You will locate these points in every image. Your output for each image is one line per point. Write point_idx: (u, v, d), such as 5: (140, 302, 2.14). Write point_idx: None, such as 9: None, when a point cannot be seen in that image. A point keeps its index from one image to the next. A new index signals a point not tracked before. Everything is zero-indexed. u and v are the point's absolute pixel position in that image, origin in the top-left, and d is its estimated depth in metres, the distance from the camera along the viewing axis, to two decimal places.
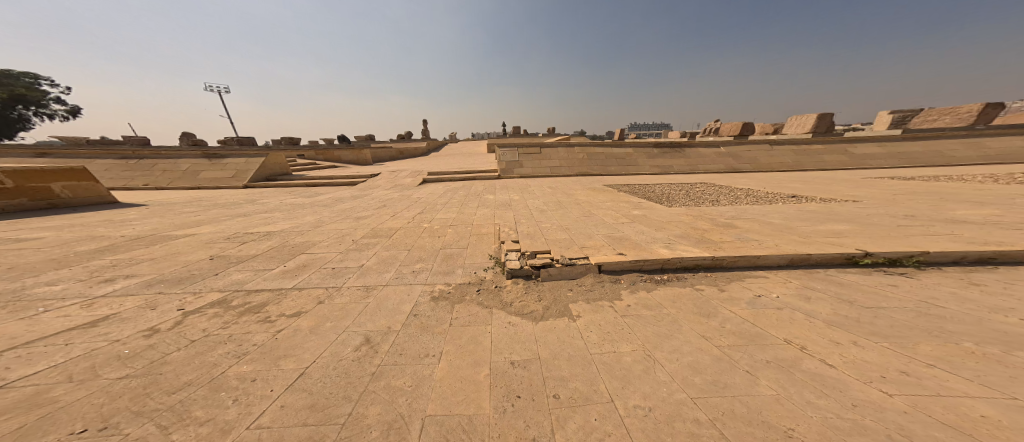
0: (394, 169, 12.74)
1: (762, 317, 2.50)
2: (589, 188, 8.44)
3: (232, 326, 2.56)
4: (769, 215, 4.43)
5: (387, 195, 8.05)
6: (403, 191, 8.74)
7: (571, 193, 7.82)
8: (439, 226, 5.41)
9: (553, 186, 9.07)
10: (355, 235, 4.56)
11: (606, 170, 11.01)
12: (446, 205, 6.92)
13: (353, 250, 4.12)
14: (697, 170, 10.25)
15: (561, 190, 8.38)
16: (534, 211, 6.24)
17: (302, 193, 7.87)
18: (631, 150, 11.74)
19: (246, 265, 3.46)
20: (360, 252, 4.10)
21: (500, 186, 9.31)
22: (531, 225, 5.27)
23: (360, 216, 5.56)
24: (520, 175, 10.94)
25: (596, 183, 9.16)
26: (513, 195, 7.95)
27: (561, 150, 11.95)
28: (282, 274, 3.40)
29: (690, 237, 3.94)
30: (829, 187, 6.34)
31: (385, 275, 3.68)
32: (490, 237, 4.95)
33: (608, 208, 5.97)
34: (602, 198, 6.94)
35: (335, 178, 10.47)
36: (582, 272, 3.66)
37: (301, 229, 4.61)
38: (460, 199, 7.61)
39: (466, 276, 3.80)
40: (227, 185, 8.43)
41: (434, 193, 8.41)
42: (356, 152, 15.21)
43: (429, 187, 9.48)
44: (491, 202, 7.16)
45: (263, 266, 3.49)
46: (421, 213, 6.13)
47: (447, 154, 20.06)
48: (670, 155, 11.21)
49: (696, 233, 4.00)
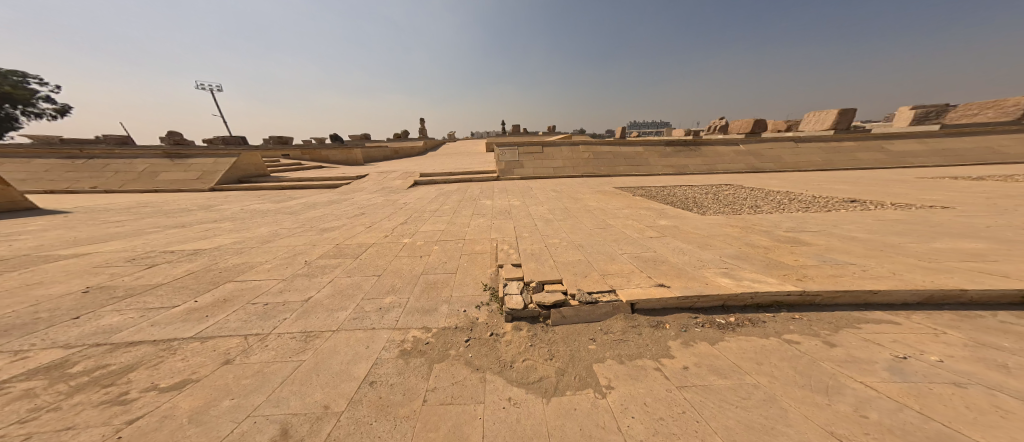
0: (383, 169, 11.75)
1: (933, 404, 1.52)
2: (600, 191, 7.46)
3: (40, 419, 1.51)
4: (845, 226, 3.46)
5: (370, 200, 7.07)
6: (389, 194, 7.76)
7: (579, 198, 6.84)
8: (424, 241, 4.45)
9: (558, 189, 8.10)
10: (312, 255, 3.60)
11: (615, 170, 10.03)
12: (436, 212, 5.95)
13: (302, 277, 3.14)
14: (716, 170, 9.28)
15: (568, 193, 7.41)
16: (538, 221, 5.28)
17: (273, 198, 6.89)
18: (641, 148, 10.77)
19: (135, 301, 2.45)
20: (312, 280, 3.12)
21: (499, 189, 8.32)
22: (537, 240, 4.31)
23: (328, 228, 4.59)
24: (521, 177, 9.94)
25: (606, 186, 8.18)
26: (513, 199, 6.99)
27: (566, 149, 10.95)
28: (184, 315, 2.39)
29: (750, 259, 2.99)
30: (887, 189, 5.38)
31: (338, 316, 2.71)
32: (487, 256, 4.01)
33: (627, 217, 5.01)
34: (617, 204, 5.98)
35: (317, 179, 9.49)
36: (608, 313, 2.72)
37: (242, 245, 3.62)
38: (452, 204, 6.64)
39: (451, 317, 2.87)
40: (191, 188, 7.37)
41: (424, 197, 7.43)
42: (345, 152, 14.19)
43: (419, 190, 8.51)
44: (488, 209, 6.19)
45: (159, 302, 2.48)
46: (404, 223, 5.17)
47: (442, 153, 19.07)
48: (685, 154, 10.22)
49: (756, 255, 3.05)
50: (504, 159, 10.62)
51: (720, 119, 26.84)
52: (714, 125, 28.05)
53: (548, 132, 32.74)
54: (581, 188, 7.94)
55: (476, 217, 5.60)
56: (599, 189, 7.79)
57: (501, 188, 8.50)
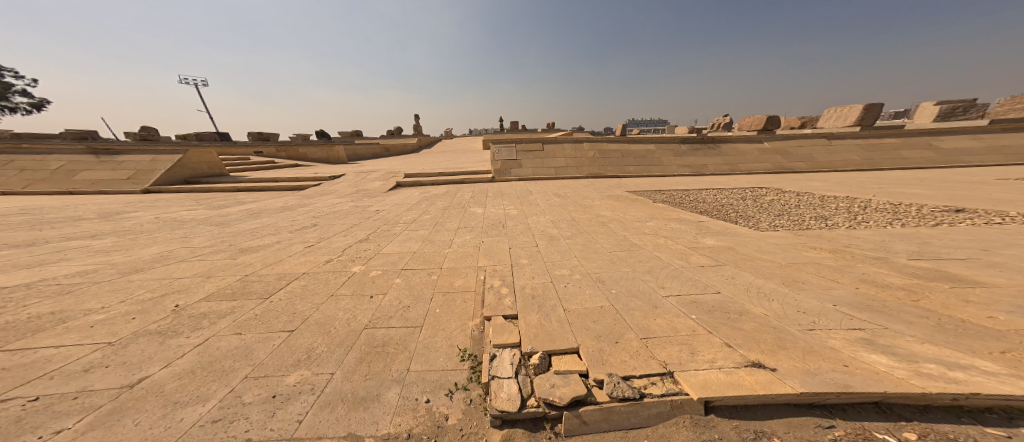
0: (364, 167, 10.48)
1: None
2: (612, 196, 6.28)
3: None
4: (1009, 252, 2.30)
5: (334, 206, 5.84)
6: (361, 198, 6.53)
7: (588, 205, 5.66)
8: (384, 269, 3.24)
9: (562, 193, 6.93)
10: (192, 299, 2.52)
11: (624, 170, 8.85)
12: (410, 224, 4.72)
13: (149, 338, 2.09)
14: (739, 171, 7.89)
15: (574, 199, 6.22)
16: (540, 238, 4.11)
17: (215, 203, 5.63)
18: (653, 146, 9.54)
19: None
20: (163, 345, 2.05)
21: (492, 193, 7.10)
22: (540, 274, 3.14)
23: (253, 250, 3.39)
24: (519, 179, 8.74)
25: (618, 189, 7.00)
26: (509, 207, 5.78)
27: (568, 147, 9.73)
28: None
29: (905, 315, 1.80)
30: (982, 192, 4.24)
31: (180, 422, 1.52)
32: (469, 296, 2.82)
33: (657, 235, 3.84)
34: (636, 214, 4.82)
35: (283, 178, 8.20)
36: (664, 417, 1.56)
37: (76, 288, 2.42)
38: (434, 212, 5.43)
39: (400, 415, 1.65)
40: (119, 190, 6.06)
41: (403, 202, 6.22)
42: (325, 149, 12.84)
43: (398, 193, 7.29)
44: (477, 220, 4.98)
45: None
46: (364, 239, 3.96)
47: (435, 151, 17.81)
48: (702, 152, 8.87)
49: (911, 305, 1.87)
50: (499, 157, 9.40)
51: (725, 116, 25.74)
52: (719, 122, 26.88)
53: (547, 129, 31.53)
54: (589, 193, 6.75)
55: (461, 232, 4.40)
56: (611, 193, 6.60)
57: (496, 191, 7.28)
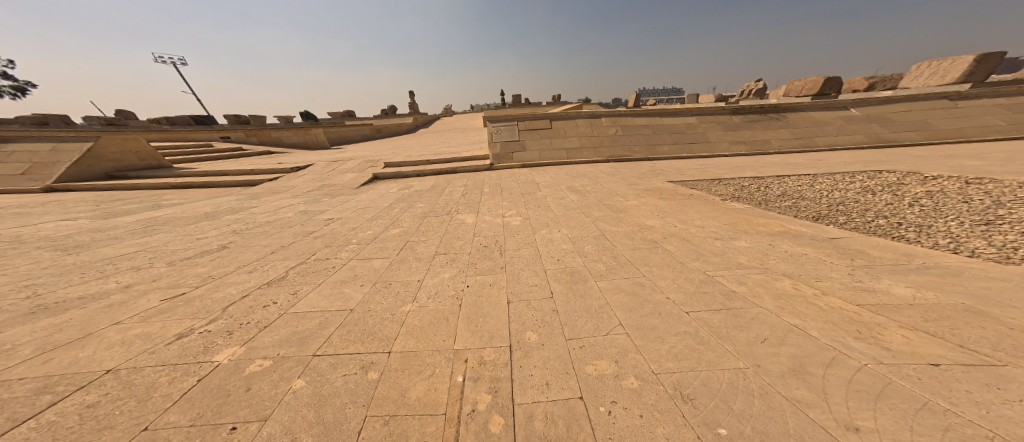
0: (342, 154, 8.93)
1: None
2: (653, 189, 4.53)
3: None
4: None
5: (280, 209, 4.37)
6: (320, 197, 5.05)
7: (623, 205, 3.99)
8: (289, 364, 1.83)
9: (581, 186, 5.25)
10: None
11: (657, 149, 6.89)
12: (367, 246, 3.23)
13: None
14: (819, 145, 5.82)
15: (599, 196, 4.54)
16: (559, 276, 2.57)
17: (119, 206, 4.21)
18: (693, 117, 7.21)
19: None
20: None
21: (490, 188, 5.47)
22: (564, 380, 1.63)
23: (79, 323, 2.01)
24: (523, 166, 7.03)
25: (657, 176, 5.23)
26: (511, 211, 4.18)
27: (583, 123, 7.79)
28: None
29: None
30: None
31: None
32: (434, 432, 1.35)
33: (762, 276, 2.24)
34: (704, 220, 3.16)
35: (237, 169, 6.73)
36: None
37: None
38: (408, 221, 3.92)
39: None
40: (9, 190, 4.70)
41: (373, 203, 4.72)
42: (302, 132, 11.24)
43: (372, 188, 5.77)
44: (465, 236, 3.45)
45: None
46: (281, 287, 2.54)
47: (430, 131, 15.94)
48: (763, 120, 6.62)
49: None
50: (497, 139, 7.59)
51: (759, 80, 22.58)
52: (753, 86, 23.51)
53: (556, 103, 28.71)
54: (620, 184, 5.01)
55: (439, 263, 2.90)
56: (650, 183, 4.85)
57: (495, 185, 5.65)
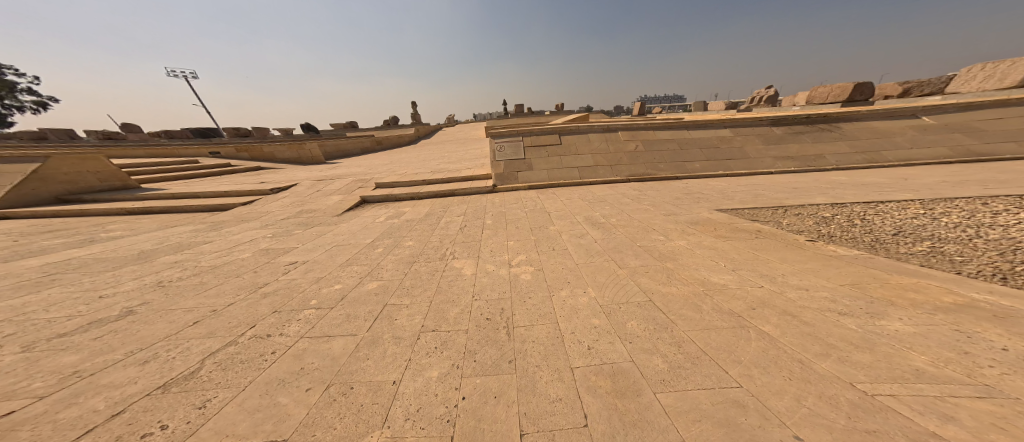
0: (334, 172, 8.26)
1: None
2: (697, 221, 3.67)
3: None
4: None
5: (245, 246, 3.58)
6: (295, 229, 4.30)
7: (667, 249, 3.15)
8: None
9: (602, 215, 4.43)
10: None
11: (686, 166, 5.99)
12: (339, 317, 2.49)
13: None
14: (889, 160, 4.88)
15: (630, 231, 3.70)
16: (594, 384, 1.79)
17: (44, 241, 3.45)
18: (726, 128, 6.27)
19: None
20: None
21: (494, 220, 4.74)
22: None
23: None
24: (531, 187, 6.25)
25: (695, 201, 4.36)
26: (506, 254, 3.58)
27: (597, 137, 6.97)
28: None
29: None
30: None
31: None
32: None
33: (980, 402, 1.29)
34: (800, 283, 2.29)
35: (212, 190, 6.01)
36: None
37: None
38: (388, 269, 3.27)
39: None
40: None
41: (355, 239, 4.04)
42: (296, 148, 10.66)
43: (358, 216, 5.03)
44: (460, 298, 2.81)
45: None
46: (192, 390, 1.73)
47: (431, 143, 15.35)
48: (811, 132, 5.66)
49: None
50: (500, 156, 6.80)
51: (771, 87, 21.84)
52: (764, 94, 22.69)
53: (558, 112, 28.25)
54: (653, 212, 4.16)
55: (433, 352, 2.16)
56: (690, 212, 3.99)
57: (500, 216, 4.89)
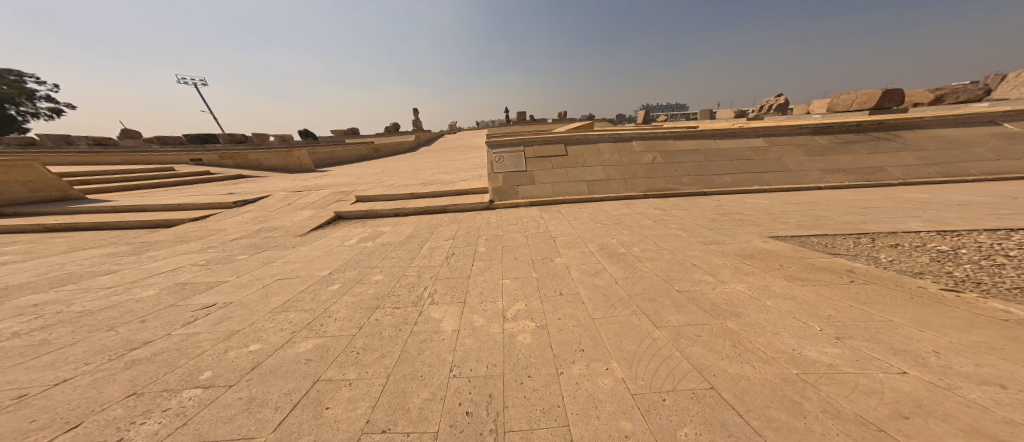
0: (317, 182, 7.55)
1: None
2: (751, 254, 2.81)
3: None
4: None
5: (168, 282, 2.82)
6: (244, 257, 3.56)
7: (719, 301, 2.30)
8: None
9: (618, 245, 3.63)
10: None
11: (713, 179, 5.13)
12: (243, 413, 1.67)
13: None
14: (972, 174, 3.99)
15: (659, 270, 2.89)
16: None
17: None
18: (758, 136, 5.42)
19: None
20: None
21: (486, 247, 3.95)
22: None
23: None
24: (532, 204, 5.44)
25: (737, 224, 3.49)
26: (499, 299, 2.87)
27: (607, 147, 6.18)
28: None
29: None
30: None
31: None
32: None
33: None
34: (979, 378, 1.38)
35: (167, 201, 5.29)
36: None
37: None
38: (338, 320, 2.58)
39: None
40: None
41: (313, 274, 3.30)
42: (283, 154, 9.97)
43: (327, 237, 4.27)
44: (432, 374, 2.03)
45: None
46: None
47: (430, 151, 14.72)
48: (864, 141, 4.79)
49: None
50: (498, 168, 6.01)
51: (780, 94, 21.18)
52: (775, 101, 21.88)
53: (561, 120, 27.79)
54: (686, 241, 3.33)
55: None
56: (735, 239, 3.14)
57: (495, 242, 4.10)
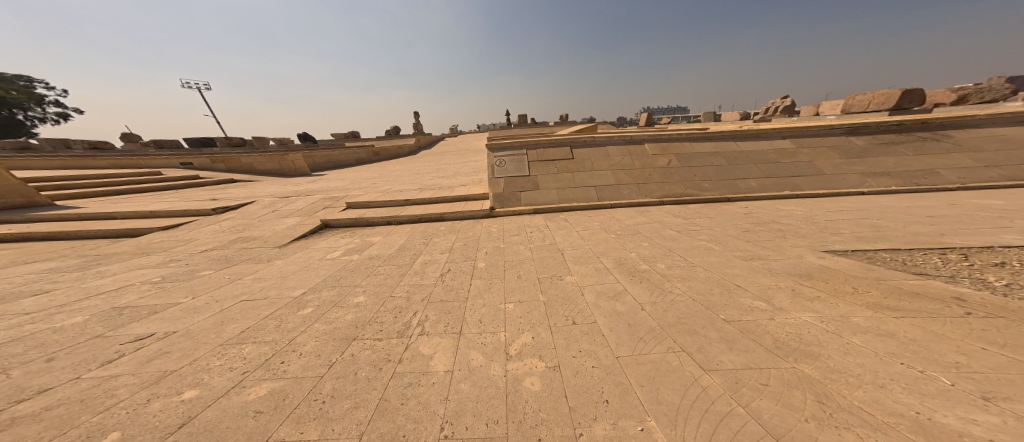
0: (310, 187, 7.16)
1: None
2: (807, 275, 2.33)
3: None
4: None
5: (112, 308, 2.39)
6: (210, 272, 3.12)
7: (783, 339, 1.81)
8: None
9: (637, 262, 3.18)
10: None
11: (736, 184, 4.64)
12: None
13: None
14: None
15: (692, 295, 2.43)
16: None
17: None
18: (785, 136, 4.95)
19: None
20: None
21: (486, 264, 3.51)
22: None
23: None
24: (536, 211, 4.99)
25: (778, 237, 3.02)
26: (502, 330, 2.43)
27: (618, 150, 5.73)
28: None
29: None
30: None
31: None
32: None
33: None
34: None
35: (141, 207, 4.89)
36: None
37: None
38: (303, 357, 2.17)
39: None
40: None
41: (286, 296, 2.86)
42: (278, 158, 9.65)
43: (310, 249, 3.84)
44: (420, 436, 1.54)
45: None
46: None
47: (430, 154, 14.38)
48: (909, 142, 4.31)
49: None
50: (499, 173, 5.57)
51: (787, 95, 20.73)
52: (781, 103, 21.41)
53: (564, 122, 27.49)
54: (720, 257, 2.86)
55: None
56: (780, 256, 2.67)
57: (497, 257, 3.65)
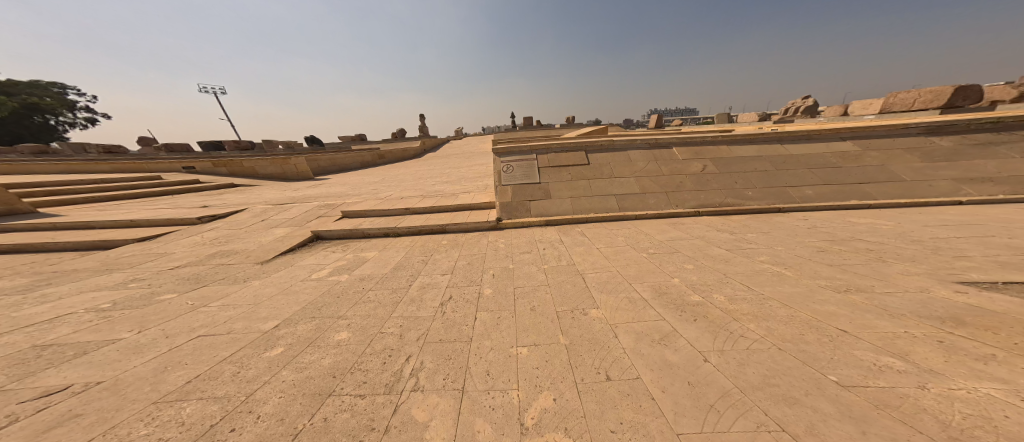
0: (308, 193, 6.78)
1: None
2: (936, 326, 1.70)
3: None
4: None
5: (30, 349, 1.92)
6: (175, 296, 2.64)
7: (961, 429, 1.18)
8: None
9: (679, 295, 2.58)
10: None
11: (788, 192, 3.94)
12: None
13: None
14: None
15: (771, 352, 1.82)
16: None
17: None
18: (845, 136, 4.24)
19: None
20: None
21: (492, 291, 2.97)
22: None
23: None
24: (547, 223, 4.40)
25: (865, 264, 2.38)
26: (515, 388, 1.86)
27: (642, 153, 5.11)
28: None
29: None
30: None
31: None
32: None
33: None
34: None
35: (123, 214, 4.50)
36: None
37: None
38: (258, 422, 1.62)
39: None
40: None
41: (256, 330, 2.33)
42: (280, 162, 9.37)
43: (298, 266, 3.38)
44: None
45: None
46: None
47: (436, 157, 14.04)
48: (1008, 143, 3.63)
49: None
50: (507, 180, 5.02)
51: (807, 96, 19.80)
52: (801, 103, 20.41)
53: (571, 125, 26.98)
54: (792, 293, 2.25)
55: None
56: (882, 293, 2.04)
57: (504, 282, 3.10)
